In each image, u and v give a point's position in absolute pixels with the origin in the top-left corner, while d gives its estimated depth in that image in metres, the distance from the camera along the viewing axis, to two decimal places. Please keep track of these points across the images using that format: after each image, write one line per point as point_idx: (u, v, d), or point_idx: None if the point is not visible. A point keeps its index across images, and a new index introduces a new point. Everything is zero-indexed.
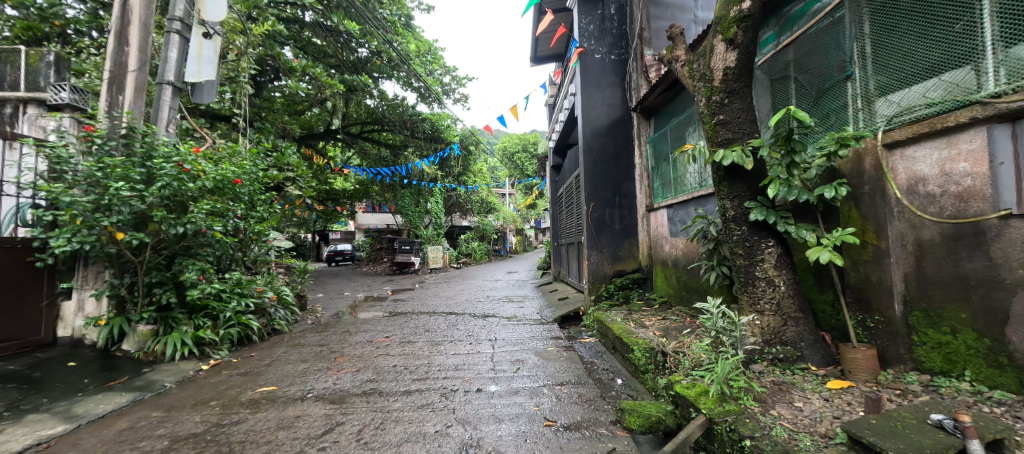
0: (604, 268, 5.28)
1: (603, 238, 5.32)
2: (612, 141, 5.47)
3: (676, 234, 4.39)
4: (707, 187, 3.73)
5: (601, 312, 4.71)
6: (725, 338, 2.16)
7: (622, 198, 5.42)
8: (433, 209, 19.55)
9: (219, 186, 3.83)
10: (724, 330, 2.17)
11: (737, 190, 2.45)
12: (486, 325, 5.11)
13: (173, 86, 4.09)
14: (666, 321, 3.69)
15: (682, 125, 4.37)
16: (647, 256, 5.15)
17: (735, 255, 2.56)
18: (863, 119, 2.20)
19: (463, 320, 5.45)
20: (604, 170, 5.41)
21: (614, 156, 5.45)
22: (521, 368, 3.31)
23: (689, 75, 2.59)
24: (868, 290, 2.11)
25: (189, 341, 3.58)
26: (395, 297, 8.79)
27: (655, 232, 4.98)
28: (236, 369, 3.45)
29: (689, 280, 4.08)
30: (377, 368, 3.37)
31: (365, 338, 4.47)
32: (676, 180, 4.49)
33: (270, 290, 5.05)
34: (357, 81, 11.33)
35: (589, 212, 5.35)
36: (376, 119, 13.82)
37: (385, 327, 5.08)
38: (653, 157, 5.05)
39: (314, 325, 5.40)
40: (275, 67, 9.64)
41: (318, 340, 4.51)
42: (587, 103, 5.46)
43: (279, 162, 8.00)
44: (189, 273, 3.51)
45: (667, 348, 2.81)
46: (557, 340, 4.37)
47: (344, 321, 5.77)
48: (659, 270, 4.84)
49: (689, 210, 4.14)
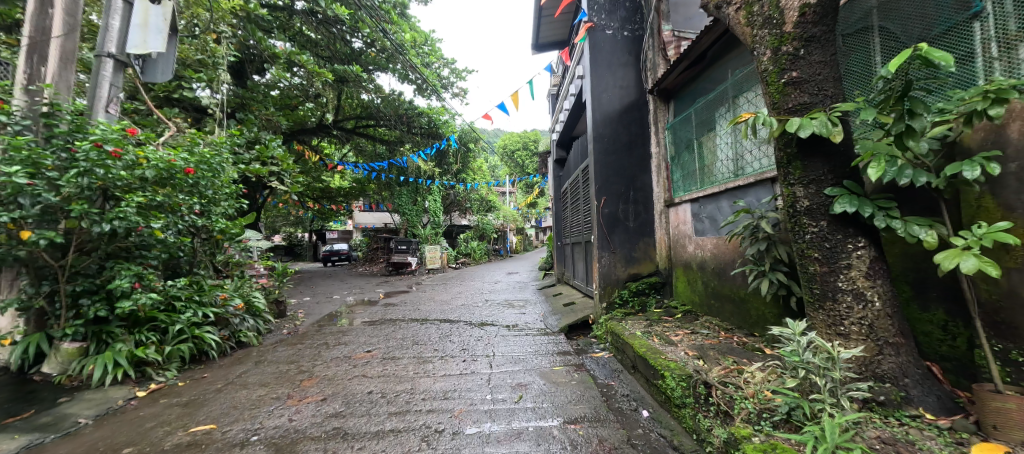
0: (618, 271, 4.64)
1: (616, 237, 4.67)
2: (625, 128, 4.79)
3: (705, 232, 3.76)
4: (747, 176, 3.13)
5: (615, 322, 4.09)
6: (818, 379, 1.56)
7: (637, 193, 4.75)
8: (432, 207, 18.55)
9: (166, 176, 3.25)
10: (815, 368, 1.57)
11: (814, 172, 1.83)
12: (483, 336, 4.50)
13: (115, 59, 3.53)
14: (697, 337, 3.09)
15: (709, 106, 3.74)
16: (666, 258, 4.54)
17: (806, 259, 1.94)
18: (1001, 72, 1.56)
19: (457, 330, 4.82)
20: (617, 160, 4.75)
21: (628, 144, 4.78)
22: (524, 398, 2.70)
23: (747, 21, 1.97)
24: (1014, 310, 1.49)
25: (123, 362, 2.97)
26: (387, 301, 8.17)
27: (675, 230, 4.36)
28: (177, 397, 2.84)
29: (722, 287, 3.47)
30: (347, 397, 2.74)
31: (342, 353, 3.85)
32: (702, 170, 3.89)
33: (237, 297, 4.44)
34: (350, 72, 10.71)
35: (599, 207, 4.69)
36: (371, 114, 13.23)
37: (369, 339, 4.45)
38: (673, 146, 4.45)
39: (289, 335, 4.79)
40: (260, 56, 9.05)
41: (289, 355, 3.89)
42: (597, 85, 4.79)
43: (262, 155, 7.41)
44: (120, 280, 2.90)
45: (711, 378, 2.20)
46: (565, 356, 3.75)
47: (325, 330, 5.17)
48: (681, 274, 4.24)
49: (721, 203, 3.50)
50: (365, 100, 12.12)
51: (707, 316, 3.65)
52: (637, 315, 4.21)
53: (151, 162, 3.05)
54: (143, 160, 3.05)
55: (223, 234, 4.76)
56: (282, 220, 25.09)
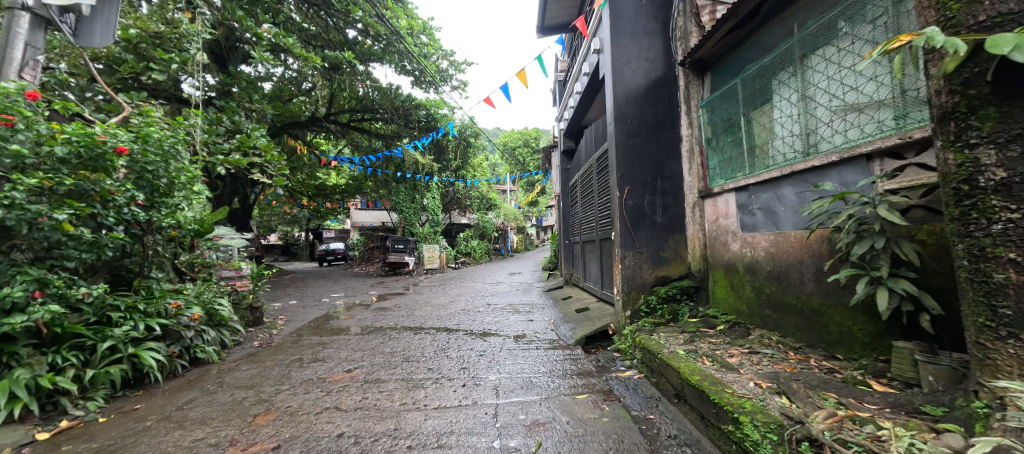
0: (643, 274, 3.96)
1: (641, 234, 3.98)
2: (651, 107, 4.10)
3: (756, 226, 3.11)
4: (825, 155, 2.45)
5: (644, 335, 3.42)
6: None
7: (666, 182, 4.06)
8: (430, 205, 17.86)
9: (91, 157, 2.73)
10: None
11: (1020, 122, 1.16)
12: (486, 350, 3.81)
13: (33, 14, 2.87)
14: (764, 363, 2.40)
15: (763, 73, 3.06)
16: (701, 258, 3.87)
17: (989, 262, 1.26)
18: None
19: (456, 343, 4.14)
20: (643, 143, 4.05)
21: (655, 125, 4.08)
22: (544, 448, 2.01)
23: None
24: None
25: (22, 395, 2.29)
26: (380, 304, 7.46)
27: (713, 226, 3.69)
28: (85, 443, 2.16)
29: (784, 296, 2.81)
30: (308, 444, 2.06)
31: (316, 375, 3.17)
32: (751, 152, 3.22)
33: (196, 305, 3.75)
34: (341, 59, 10.03)
35: (622, 199, 4.00)
36: (366, 106, 12.73)
37: (351, 354, 3.77)
38: (711, 126, 3.77)
39: (259, 349, 4.11)
40: (244, 40, 8.40)
41: (252, 376, 3.21)
42: (618, 57, 4.10)
43: (243, 145, 6.74)
44: (11, 289, 2.27)
45: (820, 433, 1.52)
46: (586, 378, 3.07)
47: (304, 340, 4.48)
48: (721, 277, 3.58)
49: (783, 190, 2.82)
50: (359, 91, 11.44)
51: (762, 331, 2.98)
52: (670, 327, 3.54)
53: (66, 137, 2.57)
54: (59, 136, 2.60)
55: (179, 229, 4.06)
56: (280, 219, 24.52)
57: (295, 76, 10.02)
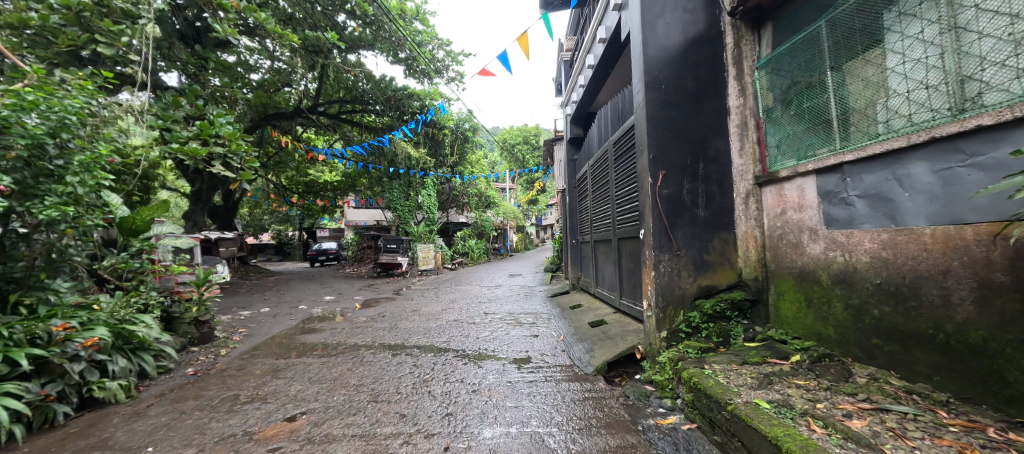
0: (682, 283, 3.08)
1: (679, 232, 3.11)
2: (691, 70, 3.21)
3: (853, 220, 2.25)
4: (1004, 109, 1.58)
5: (693, 367, 2.54)
6: None
7: (710, 166, 3.17)
8: (426, 202, 16.88)
9: None
10: None
11: None
12: (480, 383, 2.93)
13: None
14: (914, 436, 1.53)
15: (868, 6, 2.18)
16: (758, 264, 2.99)
17: None
18: None
19: (443, 370, 3.26)
20: (682, 116, 3.17)
21: (696, 93, 3.19)
22: None
23: None
24: None
25: None
26: (363, 313, 6.57)
27: (776, 222, 2.83)
28: None
29: (908, 322, 1.96)
30: None
31: (242, 427, 2.30)
32: (844, 119, 2.35)
33: (99, 325, 2.87)
34: (324, 41, 9.11)
35: (655, 187, 3.11)
36: (355, 97, 12.00)
37: (304, 390, 2.87)
38: (774, 91, 2.89)
39: (194, 378, 3.24)
40: (213, 16, 7.47)
41: (156, 429, 2.33)
42: (649, 6, 3.20)
43: (201, 132, 5.83)
44: None
45: None
46: (620, 436, 2.19)
47: (257, 363, 3.61)
48: (790, 289, 2.72)
49: (909, 167, 1.95)
50: (348, 76, 10.61)
51: (868, 369, 2.13)
52: (724, 355, 2.68)
53: None
54: None
55: (79, 226, 3.11)
56: (270, 218, 23.65)
57: (284, 68, 9.50)
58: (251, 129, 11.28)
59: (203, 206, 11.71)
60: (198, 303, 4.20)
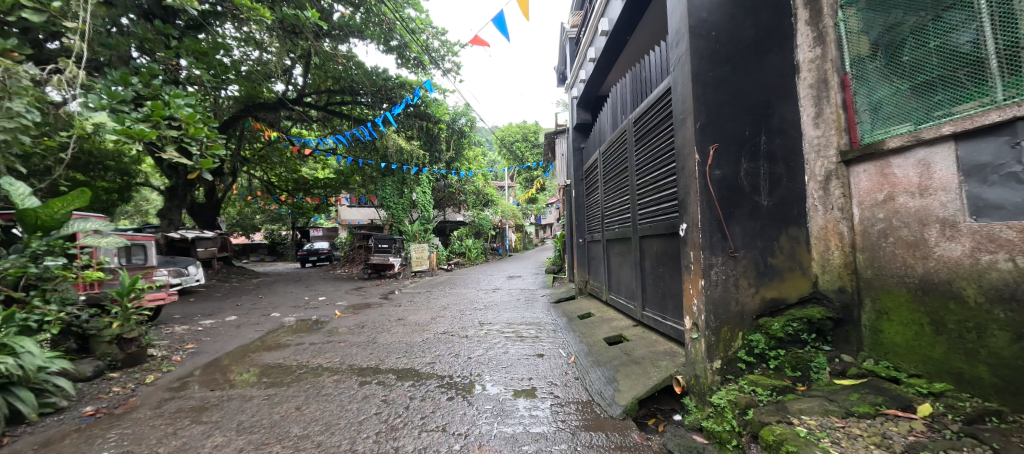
0: (738, 295, 2.30)
1: (736, 226, 2.34)
2: (749, 15, 2.44)
3: None
4: None
5: (774, 422, 1.74)
6: None
7: (773, 140, 2.42)
8: (421, 200, 16.00)
9: None
10: None
11: None
12: (468, 435, 2.13)
13: None
14: None
15: None
16: (847, 270, 2.20)
17: None
18: None
19: (419, 411, 2.46)
20: (737, 74, 2.41)
21: (755, 44, 2.43)
22: None
23: None
24: None
25: None
26: (343, 322, 5.76)
27: (875, 213, 2.04)
28: None
29: None
30: None
31: None
32: (1012, 53, 1.54)
33: None
34: (306, 25, 8.32)
35: (704, 166, 2.34)
36: (344, 87, 11.19)
37: (223, 446, 2.06)
38: (871, 32, 2.07)
39: (86, 422, 2.44)
40: None
41: None
42: None
43: (150, 114, 5.00)
44: None
45: None
46: None
47: (185, 397, 2.81)
48: (901, 305, 1.93)
49: None
50: (335, 64, 9.80)
51: None
52: (812, 400, 1.89)
53: None
54: None
55: None
56: (262, 216, 22.82)
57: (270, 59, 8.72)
58: (232, 122, 10.45)
59: (180, 203, 10.88)
60: (122, 316, 3.42)
